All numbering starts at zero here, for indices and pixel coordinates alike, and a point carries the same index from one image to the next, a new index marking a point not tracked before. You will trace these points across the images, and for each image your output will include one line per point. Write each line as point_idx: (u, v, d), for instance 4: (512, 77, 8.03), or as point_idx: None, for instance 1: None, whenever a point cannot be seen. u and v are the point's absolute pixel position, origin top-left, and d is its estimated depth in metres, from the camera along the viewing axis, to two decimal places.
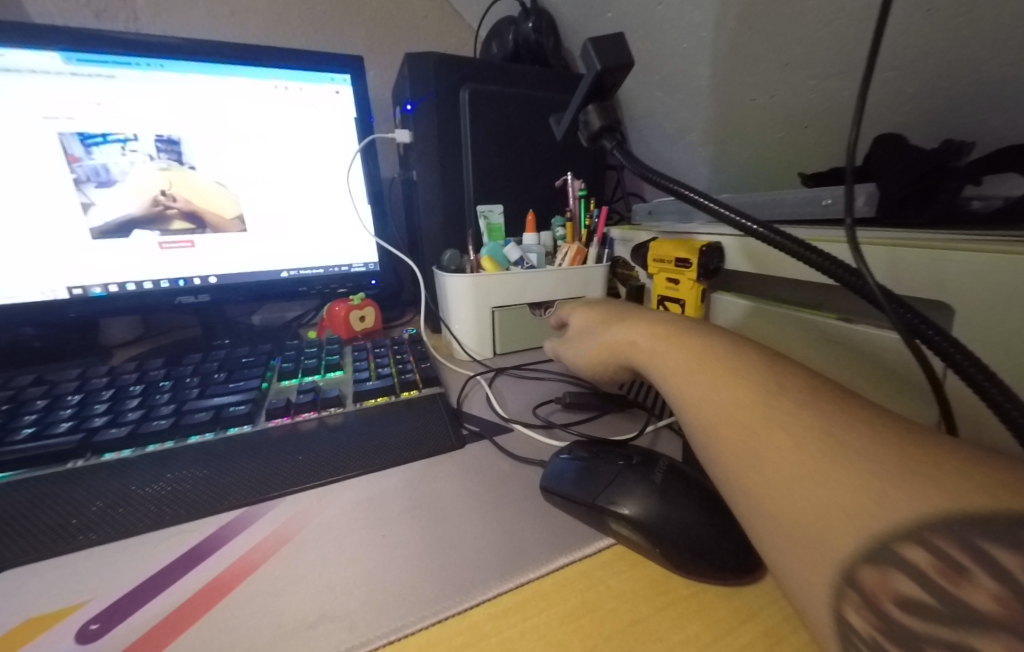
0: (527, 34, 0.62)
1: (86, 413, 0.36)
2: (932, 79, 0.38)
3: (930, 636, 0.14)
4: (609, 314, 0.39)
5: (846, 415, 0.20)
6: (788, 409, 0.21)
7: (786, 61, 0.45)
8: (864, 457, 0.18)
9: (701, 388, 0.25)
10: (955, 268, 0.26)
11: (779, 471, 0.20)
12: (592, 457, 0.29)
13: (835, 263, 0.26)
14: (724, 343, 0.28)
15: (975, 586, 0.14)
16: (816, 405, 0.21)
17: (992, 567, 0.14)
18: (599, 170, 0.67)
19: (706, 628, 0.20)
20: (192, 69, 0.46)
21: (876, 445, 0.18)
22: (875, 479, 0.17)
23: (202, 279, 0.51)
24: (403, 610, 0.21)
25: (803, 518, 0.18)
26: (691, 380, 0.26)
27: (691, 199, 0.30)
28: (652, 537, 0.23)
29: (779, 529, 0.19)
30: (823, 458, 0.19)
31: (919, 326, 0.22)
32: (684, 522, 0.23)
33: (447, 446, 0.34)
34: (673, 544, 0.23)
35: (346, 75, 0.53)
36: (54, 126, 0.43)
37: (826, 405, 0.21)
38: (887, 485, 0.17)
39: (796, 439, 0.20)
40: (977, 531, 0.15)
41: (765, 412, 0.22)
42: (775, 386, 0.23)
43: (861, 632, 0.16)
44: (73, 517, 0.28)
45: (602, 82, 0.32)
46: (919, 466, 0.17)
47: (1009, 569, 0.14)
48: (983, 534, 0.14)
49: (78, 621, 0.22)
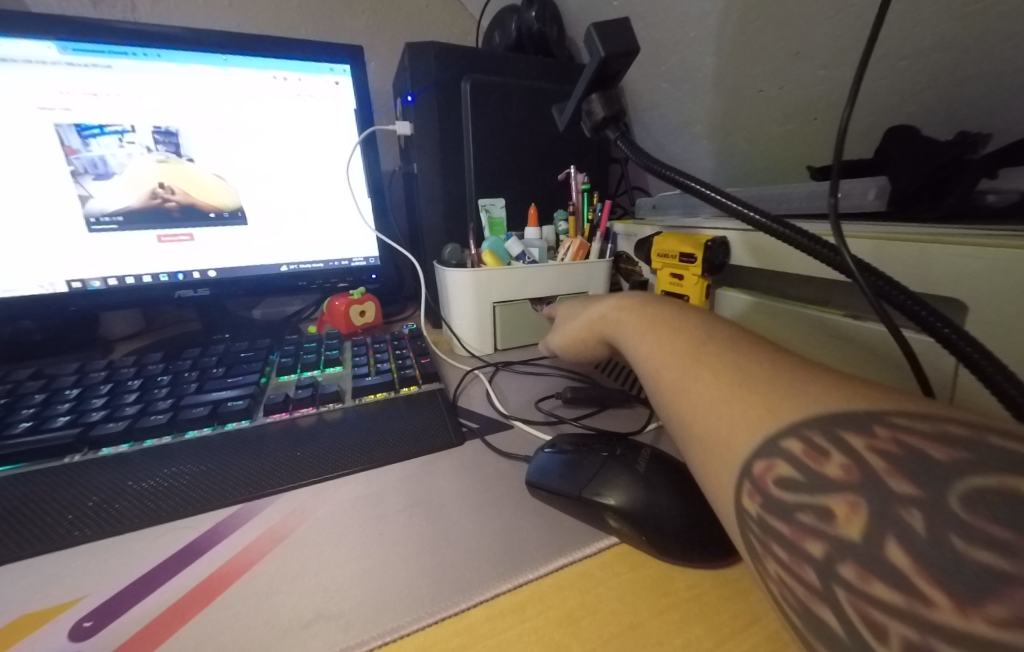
0: (530, 24, 0.61)
1: (83, 408, 0.36)
2: (946, 69, 0.37)
3: (796, 504, 0.17)
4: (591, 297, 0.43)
5: (763, 356, 0.23)
6: (717, 352, 0.24)
7: (796, 50, 0.44)
8: (770, 382, 0.21)
9: (651, 343, 0.28)
10: (970, 265, 0.25)
11: (701, 397, 0.22)
12: (576, 449, 0.29)
13: (829, 248, 0.25)
14: (679, 310, 0.31)
15: (832, 461, 0.17)
16: (741, 348, 0.24)
17: (846, 447, 0.17)
18: (602, 164, 0.66)
19: (709, 632, 0.20)
20: (189, 59, 0.46)
21: (780, 372, 0.21)
22: (774, 396, 0.20)
23: (201, 272, 0.51)
24: (400, 610, 0.21)
25: (714, 431, 0.21)
26: (646, 338, 0.29)
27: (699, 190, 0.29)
28: (640, 526, 0.23)
29: (698, 444, 0.22)
30: (737, 384, 0.22)
31: (930, 321, 0.21)
32: (668, 508, 0.24)
33: (446, 443, 0.34)
34: (659, 533, 0.23)
35: (346, 65, 0.52)
36: (51, 117, 0.43)
37: (748, 349, 0.24)
38: (783, 398, 0.20)
39: (719, 372, 0.23)
40: (841, 424, 0.18)
41: (697, 354, 0.25)
42: (712, 337, 0.26)
43: (750, 513, 0.18)
44: (68, 513, 0.28)
45: (606, 70, 0.31)
46: (810, 385, 0.20)
47: (858, 448, 0.17)
48: (845, 427, 0.17)
49: (72, 618, 0.21)
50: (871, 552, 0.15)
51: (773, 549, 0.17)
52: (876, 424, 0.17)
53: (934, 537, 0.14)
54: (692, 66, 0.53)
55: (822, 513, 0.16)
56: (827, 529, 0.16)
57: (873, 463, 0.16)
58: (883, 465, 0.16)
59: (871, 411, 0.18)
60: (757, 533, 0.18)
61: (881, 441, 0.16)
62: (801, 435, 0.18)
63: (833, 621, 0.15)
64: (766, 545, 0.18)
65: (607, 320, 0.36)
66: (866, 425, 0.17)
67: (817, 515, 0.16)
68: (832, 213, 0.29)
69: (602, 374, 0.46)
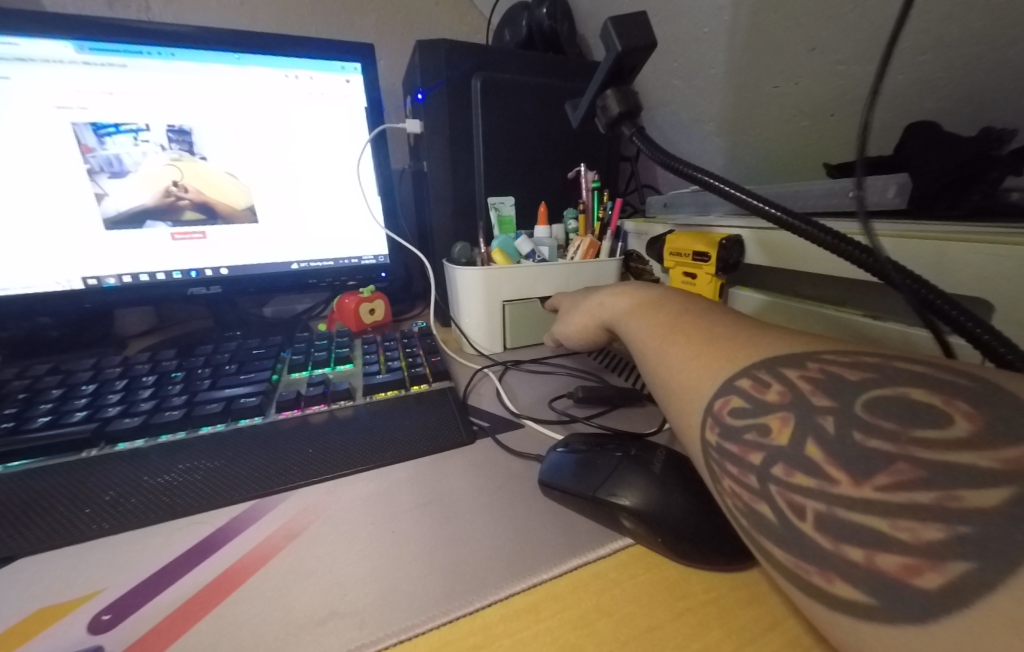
0: (541, 21, 0.61)
1: (100, 403, 0.36)
2: (969, 64, 0.36)
3: (743, 426, 0.21)
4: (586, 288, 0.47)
5: (730, 323, 0.28)
6: (693, 323, 0.29)
7: (812, 45, 0.43)
8: (734, 340, 0.25)
9: (641, 321, 0.33)
10: (997, 263, 0.25)
11: (678, 358, 0.27)
12: (590, 448, 0.28)
13: (841, 239, 0.25)
14: (663, 292, 0.35)
15: (771, 390, 0.21)
16: (714, 320, 0.29)
17: (783, 378, 0.21)
18: (613, 161, 0.65)
19: (727, 636, 0.19)
20: (203, 58, 0.46)
21: (738, 332, 0.26)
22: (734, 349, 0.25)
23: (213, 270, 0.51)
24: (413, 609, 0.21)
25: (686, 382, 0.25)
26: (637, 318, 0.34)
27: (714, 184, 0.29)
28: (654, 527, 0.23)
29: (670, 395, 0.26)
30: (707, 344, 0.26)
31: (959, 320, 0.21)
32: (685, 511, 0.23)
33: (457, 441, 0.34)
34: (674, 534, 0.23)
35: (357, 63, 0.52)
36: (68, 116, 0.43)
37: (719, 320, 0.28)
38: (742, 350, 0.24)
39: (691, 338, 0.27)
40: (782, 363, 0.22)
41: (677, 326, 0.29)
42: (690, 311, 0.30)
43: (712, 442, 0.22)
44: (85, 507, 0.28)
45: (621, 65, 0.31)
46: (765, 340, 0.25)
47: (792, 378, 0.21)
48: (785, 365, 0.22)
49: (90, 611, 0.22)
50: (795, 452, 0.19)
51: (725, 467, 0.21)
52: (808, 361, 0.22)
53: (841, 434, 0.18)
54: (706, 62, 0.52)
55: (762, 429, 0.21)
56: (765, 441, 0.20)
57: (802, 386, 0.21)
58: (808, 386, 0.21)
59: (807, 352, 0.22)
60: (716, 458, 0.22)
61: (810, 371, 0.21)
62: (750, 374, 0.23)
63: (767, 512, 0.19)
64: (721, 467, 0.21)
65: (602, 307, 0.39)
66: (801, 362, 0.22)
67: (759, 431, 0.21)
68: (860, 210, 0.28)
69: (612, 374, 0.46)
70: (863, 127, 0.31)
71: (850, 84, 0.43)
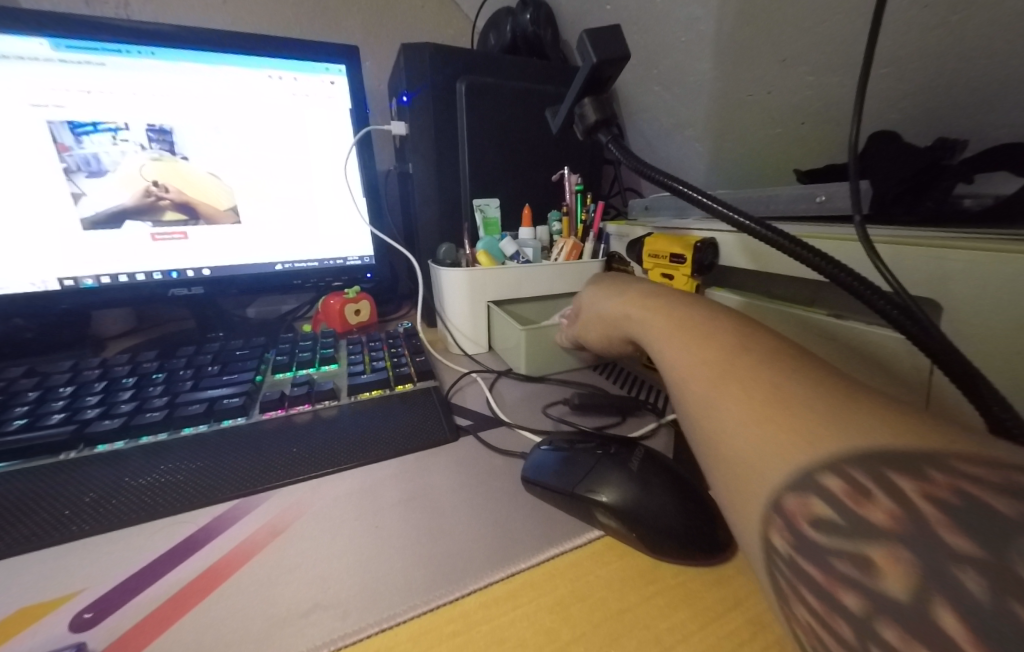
0: (525, 26, 0.62)
1: (78, 405, 0.36)
2: (925, 79, 0.38)
3: (830, 548, 0.15)
4: (603, 287, 0.39)
5: (797, 369, 0.21)
6: (750, 364, 0.22)
7: (782, 57, 0.45)
8: (811, 405, 0.19)
9: (675, 348, 0.26)
10: (946, 264, 0.27)
11: (728, 415, 0.20)
12: (572, 446, 0.29)
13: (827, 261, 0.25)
14: (704, 309, 0.28)
15: (877, 505, 0.15)
16: (775, 359, 0.22)
17: (895, 491, 0.15)
18: (596, 165, 0.67)
19: (693, 616, 0.20)
20: (184, 57, 0.46)
21: (823, 393, 0.19)
22: (814, 420, 0.18)
23: (195, 271, 0.51)
24: (396, 599, 0.21)
25: (741, 455, 0.19)
26: (669, 340, 0.27)
27: (682, 191, 0.30)
28: (629, 522, 0.24)
29: (721, 467, 0.20)
30: (770, 403, 0.19)
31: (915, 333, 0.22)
32: (660, 506, 0.24)
33: (440, 439, 0.34)
34: (648, 528, 0.23)
35: (341, 65, 0.53)
36: (43, 115, 0.43)
37: (782, 361, 0.21)
38: (822, 426, 0.18)
39: (750, 388, 0.20)
40: (892, 466, 0.16)
41: (728, 364, 0.22)
42: (748, 342, 0.23)
43: (780, 552, 0.17)
44: (64, 509, 0.28)
45: (598, 75, 0.32)
46: (854, 413, 0.18)
47: (908, 494, 0.15)
48: (897, 469, 0.15)
49: (72, 610, 0.22)
50: (919, 614, 0.13)
51: (801, 594, 0.16)
52: (933, 468, 0.15)
53: (995, 605, 0.12)
54: (684, 69, 0.54)
55: (861, 562, 0.14)
56: (866, 582, 0.14)
57: (924, 511, 0.14)
58: (937, 515, 0.14)
59: (926, 451, 0.16)
60: (786, 575, 0.16)
61: (937, 489, 0.14)
62: (842, 473, 0.16)
63: None
64: (795, 589, 0.16)
65: (628, 319, 0.33)
66: (923, 470, 0.15)
67: (854, 563, 0.15)
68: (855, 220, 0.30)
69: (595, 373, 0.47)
70: (854, 122, 0.31)
71: (818, 95, 0.45)
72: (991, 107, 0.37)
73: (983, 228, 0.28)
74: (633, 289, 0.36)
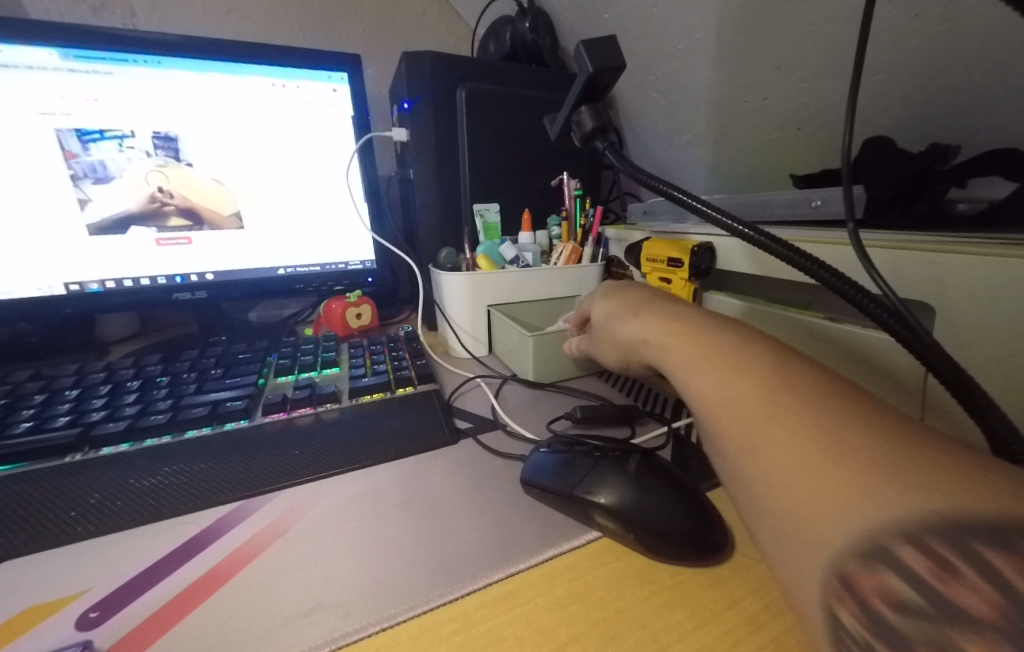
0: (524, 35, 0.63)
1: (84, 408, 0.36)
2: (917, 87, 0.39)
3: (915, 633, 0.15)
4: (618, 304, 0.38)
5: (849, 416, 0.20)
6: (795, 411, 0.21)
7: (777, 64, 0.46)
8: (868, 462, 0.18)
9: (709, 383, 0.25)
10: (945, 270, 0.27)
11: (781, 474, 0.20)
12: (570, 448, 0.29)
13: (859, 290, 0.24)
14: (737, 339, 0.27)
15: (965, 585, 0.14)
16: (823, 406, 0.21)
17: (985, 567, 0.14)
18: (595, 171, 0.67)
19: (689, 615, 0.21)
20: (189, 66, 0.47)
21: (880, 446, 0.18)
22: (873, 479, 0.18)
23: (199, 276, 0.51)
24: (396, 598, 0.22)
25: (801, 516, 0.19)
26: (701, 376, 0.26)
27: (681, 199, 0.30)
28: (628, 523, 0.24)
29: (780, 528, 0.20)
30: (826, 462, 0.19)
31: (938, 367, 0.22)
32: (657, 507, 0.24)
33: (440, 441, 0.35)
34: (646, 531, 0.24)
35: (344, 73, 0.53)
36: (52, 122, 0.43)
37: (830, 407, 0.21)
38: (887, 489, 0.17)
39: (802, 442, 0.20)
40: (971, 534, 0.15)
41: (772, 413, 0.22)
42: (786, 385, 0.23)
43: (851, 630, 0.16)
44: (70, 509, 0.28)
45: (595, 83, 0.33)
46: (918, 471, 0.17)
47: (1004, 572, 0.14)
48: (980, 539, 0.15)
49: (78, 609, 0.22)
50: None
51: None
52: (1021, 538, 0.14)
53: None
54: (681, 76, 0.54)
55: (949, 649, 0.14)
56: None
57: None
58: None
59: (1002, 515, 0.15)
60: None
61: None
62: (917, 543, 0.16)
63: None
64: None
65: (649, 345, 0.32)
66: (1010, 539, 0.14)
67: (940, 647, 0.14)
68: (850, 224, 0.30)
69: (595, 377, 0.48)
70: (849, 130, 0.31)
71: (814, 101, 0.46)
72: (983, 114, 0.37)
73: (974, 234, 0.29)
74: (649, 311, 0.35)
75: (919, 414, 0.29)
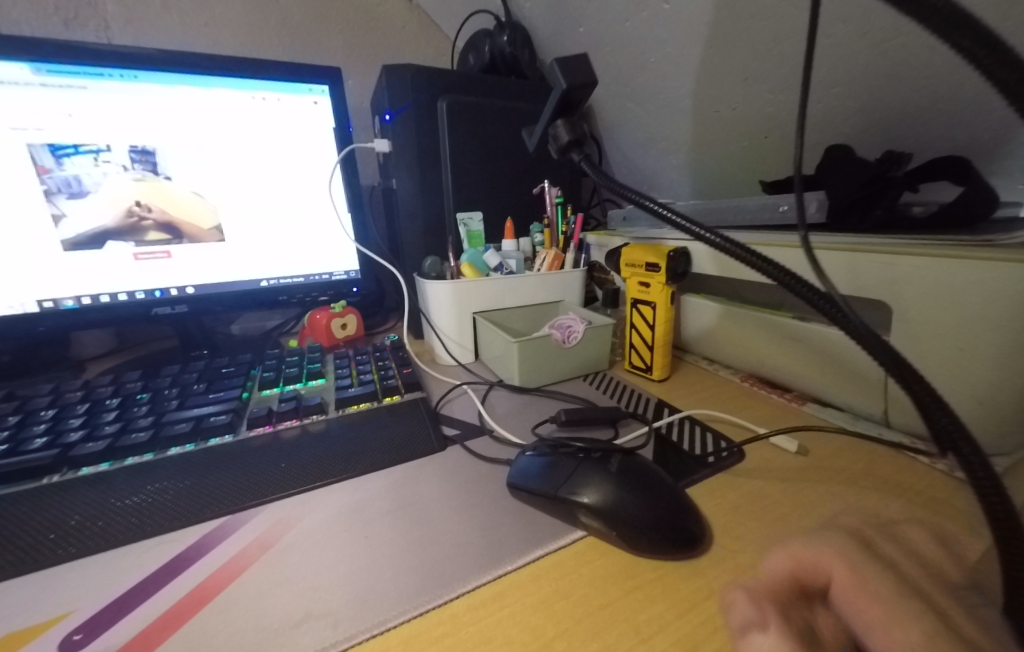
0: (502, 48, 0.64)
1: (62, 428, 0.35)
2: (873, 98, 0.41)
3: None
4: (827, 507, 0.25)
5: None
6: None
7: (744, 76, 0.48)
8: None
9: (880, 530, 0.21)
10: (899, 270, 0.29)
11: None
12: (554, 451, 0.30)
13: (790, 276, 0.25)
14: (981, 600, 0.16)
15: None
16: None
17: None
18: (576, 178, 0.69)
19: (670, 607, 0.22)
20: (166, 79, 0.46)
21: None
22: None
23: (179, 289, 0.51)
24: (387, 604, 0.22)
25: None
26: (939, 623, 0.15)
27: (647, 206, 0.31)
28: (612, 522, 0.25)
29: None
30: None
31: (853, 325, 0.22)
32: (639, 505, 0.25)
33: (428, 449, 0.35)
34: (630, 529, 0.24)
35: (324, 86, 0.54)
36: (24, 138, 0.43)
37: None
38: None
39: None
40: None
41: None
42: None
43: None
44: (49, 532, 0.28)
45: (568, 98, 0.34)
46: None
47: None
48: None
49: (61, 632, 0.22)
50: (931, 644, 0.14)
51: None
52: None
53: None
54: (656, 88, 0.56)
55: None
56: None
57: None
58: None
59: None
60: None
61: None
62: None
63: None
64: None
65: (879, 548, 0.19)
66: None
67: None
68: (804, 226, 0.32)
69: (580, 380, 0.48)
70: (802, 138, 0.32)
71: (780, 111, 0.48)
72: (935, 122, 0.40)
73: (923, 234, 0.31)
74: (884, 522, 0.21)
75: (883, 407, 0.33)
